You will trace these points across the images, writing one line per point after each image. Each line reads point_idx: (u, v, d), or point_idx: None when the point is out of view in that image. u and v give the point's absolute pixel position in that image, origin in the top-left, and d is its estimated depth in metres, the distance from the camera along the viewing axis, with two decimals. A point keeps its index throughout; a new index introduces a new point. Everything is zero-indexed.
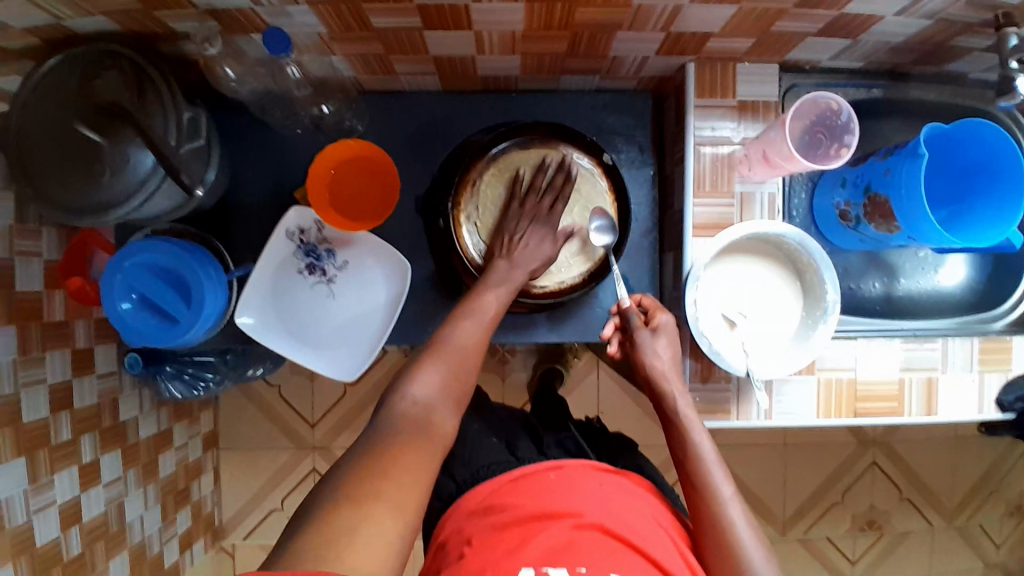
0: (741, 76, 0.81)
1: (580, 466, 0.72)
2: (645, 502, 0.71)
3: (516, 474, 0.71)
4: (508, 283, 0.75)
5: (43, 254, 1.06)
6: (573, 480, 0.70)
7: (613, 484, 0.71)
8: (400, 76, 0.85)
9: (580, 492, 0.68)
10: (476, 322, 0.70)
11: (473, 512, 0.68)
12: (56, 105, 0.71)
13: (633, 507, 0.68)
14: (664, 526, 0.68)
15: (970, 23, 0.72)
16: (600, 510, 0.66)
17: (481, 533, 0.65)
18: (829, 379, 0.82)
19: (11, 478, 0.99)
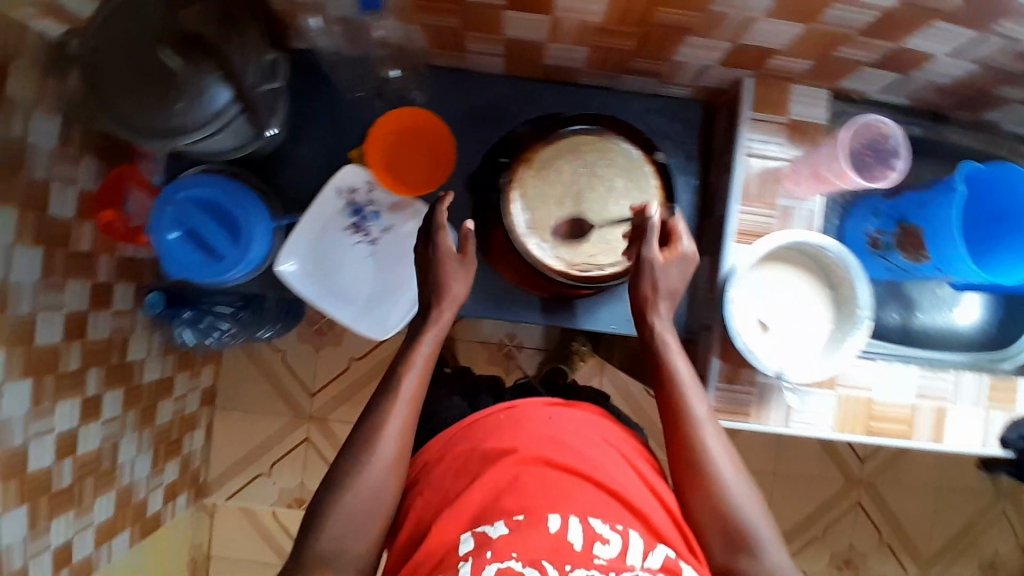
0: (794, 97, 0.84)
1: (531, 403, 0.79)
2: (604, 433, 0.78)
3: (469, 418, 0.79)
4: (436, 326, 0.79)
5: (80, 182, 1.06)
6: (522, 416, 0.77)
7: (569, 420, 0.77)
8: (468, 54, 0.88)
9: (527, 432, 0.74)
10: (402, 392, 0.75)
11: (430, 461, 0.77)
12: (143, 27, 0.72)
13: (588, 441, 0.75)
14: (628, 456, 0.76)
15: (1016, 74, 0.77)
16: (549, 444, 0.73)
17: (437, 476, 0.75)
18: (849, 396, 0.86)
19: (16, 397, 0.98)
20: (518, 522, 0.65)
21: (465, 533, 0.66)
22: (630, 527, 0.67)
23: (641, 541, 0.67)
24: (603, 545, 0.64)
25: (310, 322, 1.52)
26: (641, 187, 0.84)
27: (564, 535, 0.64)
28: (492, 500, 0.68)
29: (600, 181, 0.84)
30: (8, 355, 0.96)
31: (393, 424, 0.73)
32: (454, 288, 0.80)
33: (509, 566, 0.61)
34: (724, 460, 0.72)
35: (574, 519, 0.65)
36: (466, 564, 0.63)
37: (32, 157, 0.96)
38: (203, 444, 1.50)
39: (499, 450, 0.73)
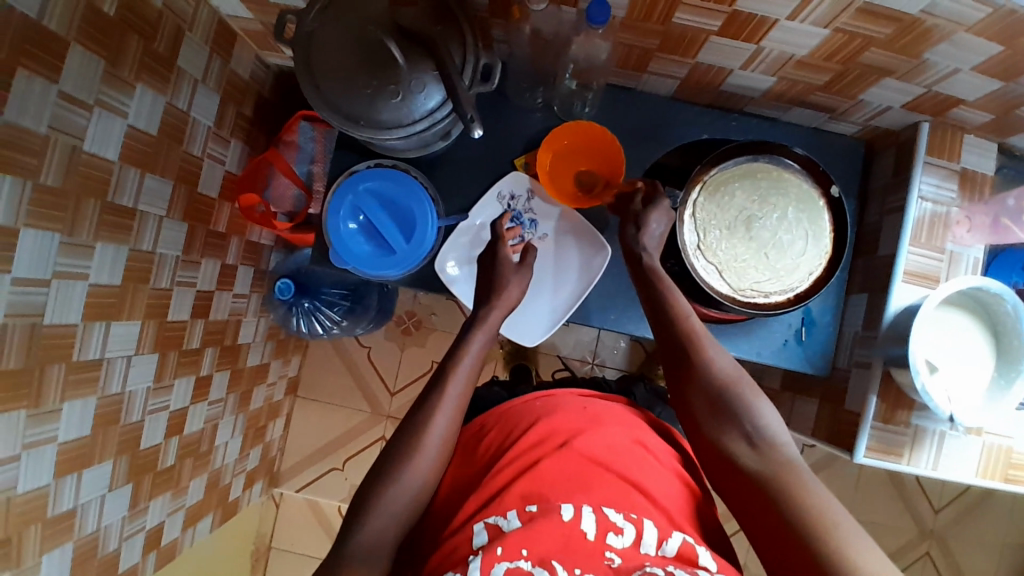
0: (965, 146, 0.86)
1: (568, 394, 0.88)
2: (634, 421, 0.84)
3: (507, 407, 0.87)
4: (485, 327, 0.80)
5: (226, 164, 1.08)
6: (557, 404, 0.85)
7: (601, 408, 0.84)
8: (647, 74, 0.90)
9: (563, 416, 0.82)
10: (471, 347, 0.78)
11: (466, 447, 0.84)
12: (363, 20, 0.74)
13: (614, 428, 0.81)
14: (649, 441, 0.80)
15: None
16: (571, 433, 0.78)
17: (472, 458, 0.82)
18: (994, 443, 0.86)
19: (140, 370, 0.98)
20: (530, 514, 0.68)
21: (480, 521, 0.69)
22: (645, 517, 0.69)
23: (657, 530, 0.68)
24: (617, 535, 0.66)
25: (397, 321, 1.52)
26: (813, 219, 0.85)
27: (576, 523, 0.67)
28: (513, 480, 0.73)
29: (771, 208, 0.85)
30: (142, 327, 0.96)
31: (439, 420, 0.73)
32: (506, 293, 0.83)
33: (519, 565, 0.62)
34: (722, 360, 0.72)
35: (587, 509, 0.68)
36: (477, 557, 0.63)
37: (192, 132, 0.98)
38: (281, 432, 1.50)
39: (530, 434, 0.79)
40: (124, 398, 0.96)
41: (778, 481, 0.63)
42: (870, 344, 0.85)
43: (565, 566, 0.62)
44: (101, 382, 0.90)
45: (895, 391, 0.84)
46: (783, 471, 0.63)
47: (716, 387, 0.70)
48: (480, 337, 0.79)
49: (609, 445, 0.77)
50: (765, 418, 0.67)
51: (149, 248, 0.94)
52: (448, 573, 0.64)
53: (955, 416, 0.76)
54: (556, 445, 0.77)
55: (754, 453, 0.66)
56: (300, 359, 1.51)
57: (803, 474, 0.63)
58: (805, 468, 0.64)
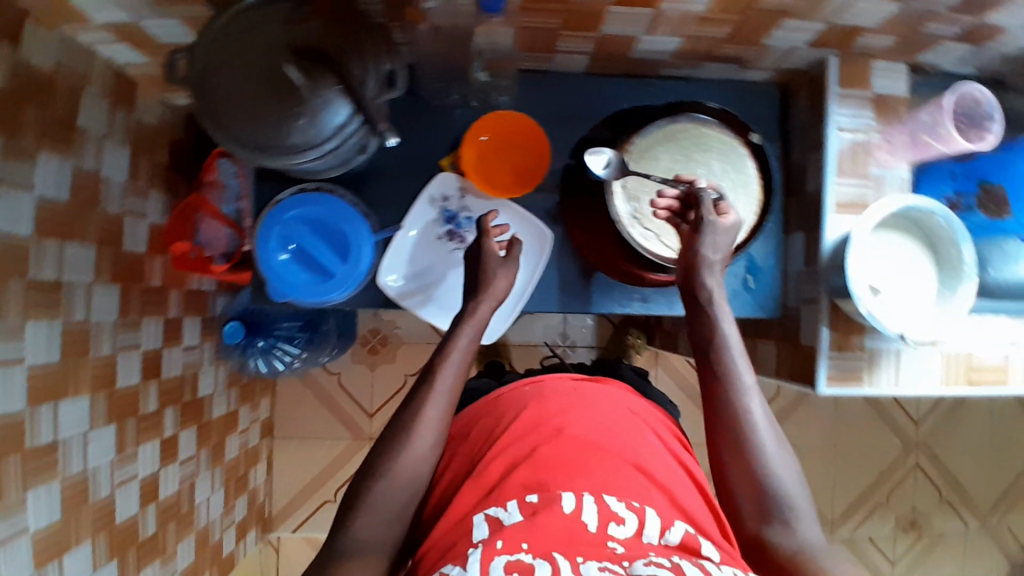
0: (876, 72, 0.87)
1: (555, 377, 0.89)
2: (629, 404, 0.86)
3: (497, 396, 0.88)
4: (474, 320, 0.79)
5: (149, 216, 1.04)
6: (545, 389, 0.86)
7: (589, 392, 0.86)
8: (557, 55, 0.88)
9: (552, 403, 0.83)
10: (461, 343, 0.78)
11: (460, 441, 0.85)
12: (256, 45, 0.72)
13: (606, 411, 0.83)
14: (642, 424, 0.84)
15: None
16: (570, 422, 0.79)
17: (469, 451, 0.82)
18: (952, 352, 0.88)
19: (100, 445, 0.94)
20: (532, 506, 0.68)
21: (480, 515, 0.69)
22: (647, 505, 0.70)
23: (658, 519, 0.69)
24: (619, 525, 0.66)
25: (362, 341, 1.50)
26: (738, 169, 0.87)
27: (578, 516, 0.66)
28: (509, 474, 0.73)
29: (698, 166, 0.86)
30: (92, 401, 0.93)
31: (433, 412, 0.73)
32: (495, 286, 0.81)
33: (520, 558, 0.59)
34: (767, 437, 0.72)
35: (588, 499, 0.68)
36: (476, 550, 0.61)
37: (106, 192, 0.94)
38: (265, 475, 1.47)
39: (523, 425, 0.80)
40: (88, 476, 0.92)
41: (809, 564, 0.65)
42: (814, 280, 0.87)
43: (566, 556, 0.60)
44: (61, 464, 0.87)
45: (845, 320, 0.86)
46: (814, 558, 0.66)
47: (760, 460, 0.71)
48: (467, 333, 0.79)
49: (606, 430, 0.79)
50: (800, 505, 0.70)
51: (83, 319, 0.90)
52: (446, 566, 0.63)
53: (903, 333, 0.77)
54: (551, 432, 0.77)
55: (786, 534, 0.68)
56: (270, 399, 1.48)
57: (832, 559, 0.65)
58: (832, 556, 0.66)
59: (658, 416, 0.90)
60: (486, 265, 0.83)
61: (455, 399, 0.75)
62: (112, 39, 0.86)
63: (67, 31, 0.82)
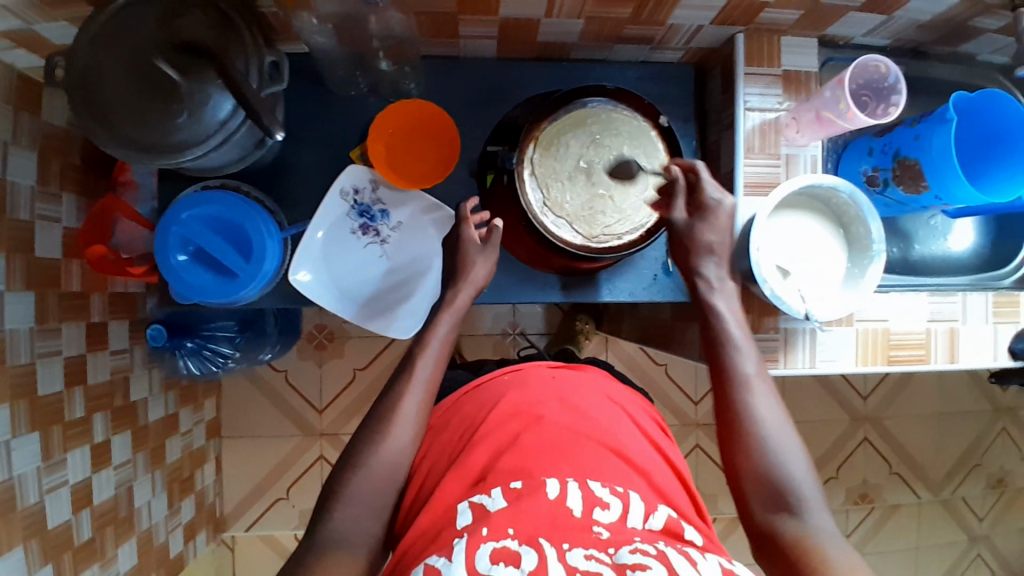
0: (785, 48, 0.86)
1: (534, 366, 0.84)
2: (608, 391, 0.83)
3: (475, 384, 0.83)
4: (451, 309, 0.79)
5: (62, 220, 0.99)
6: (525, 376, 0.81)
7: (568, 378, 0.82)
8: (462, 40, 0.86)
9: (531, 391, 0.79)
10: (441, 330, 0.77)
11: (438, 428, 0.81)
12: (131, 41, 0.70)
13: (582, 395, 0.80)
14: (624, 411, 0.81)
15: (987, 6, 0.79)
16: (559, 408, 0.76)
17: (449, 438, 0.78)
18: (867, 329, 0.88)
19: (24, 452, 0.89)
20: (515, 491, 0.66)
21: (464, 501, 0.67)
22: (630, 490, 0.69)
23: (642, 504, 0.68)
24: (604, 510, 0.65)
25: (309, 337, 1.49)
26: (648, 153, 0.85)
27: (562, 501, 0.65)
28: (493, 462, 0.70)
29: (609, 150, 0.84)
30: (12, 410, 0.88)
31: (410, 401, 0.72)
32: (474, 274, 0.81)
33: (505, 546, 0.59)
34: (774, 432, 0.69)
35: (572, 485, 0.67)
36: (462, 539, 0.61)
37: (12, 199, 0.89)
38: (213, 477, 1.46)
39: (501, 411, 0.76)
40: (15, 484, 0.87)
41: (820, 557, 0.62)
42: (728, 262, 0.87)
43: (552, 543, 0.60)
44: None
45: (759, 304, 0.86)
46: (825, 551, 0.62)
47: (768, 457, 0.68)
48: (445, 322, 0.78)
49: (589, 415, 0.76)
50: (811, 498, 0.66)
51: None
52: (430, 557, 0.61)
53: (810, 315, 0.78)
54: (532, 419, 0.75)
55: (798, 528, 0.65)
56: (216, 401, 1.46)
57: (845, 556, 0.62)
58: (845, 547, 0.63)
59: (642, 405, 0.86)
60: (465, 252, 0.83)
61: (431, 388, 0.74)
62: (10, 45, 0.82)
63: None
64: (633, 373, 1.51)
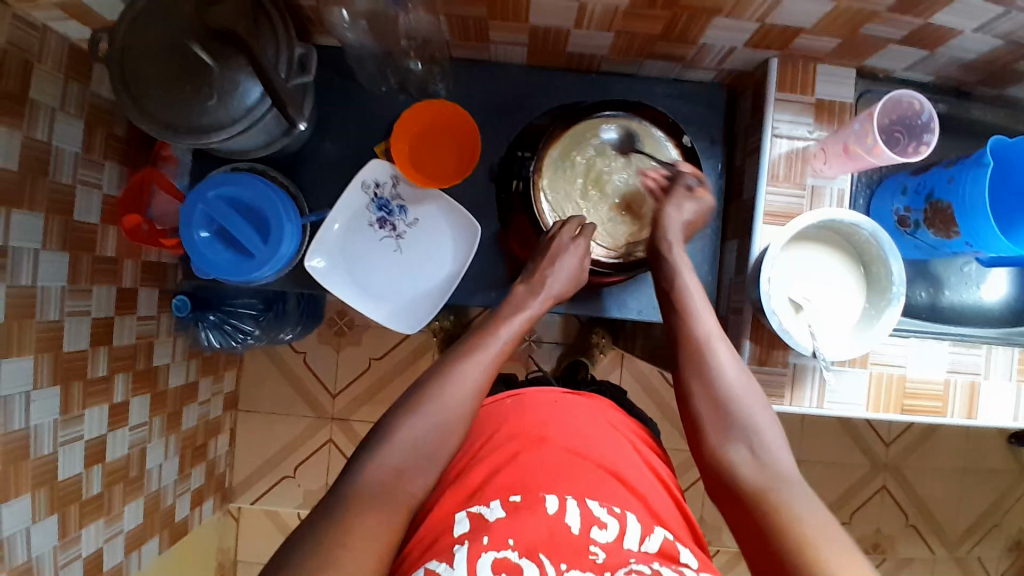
0: (820, 76, 0.84)
1: (539, 390, 0.81)
2: (609, 417, 0.81)
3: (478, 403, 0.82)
4: (483, 349, 0.73)
5: (103, 187, 1.03)
6: (524, 399, 0.79)
7: (573, 404, 0.80)
8: (492, 44, 0.87)
9: (532, 414, 0.77)
10: (480, 360, 0.72)
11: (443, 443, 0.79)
12: (172, 25, 0.73)
13: (584, 420, 0.78)
14: (624, 437, 0.79)
15: None
16: (562, 431, 0.75)
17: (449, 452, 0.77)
18: (880, 373, 0.86)
19: (43, 405, 0.94)
20: (514, 504, 0.66)
21: (462, 510, 0.67)
22: (628, 511, 0.68)
23: (638, 526, 0.67)
24: (601, 529, 0.66)
25: (329, 323, 1.53)
26: (652, 150, 0.88)
27: (561, 517, 0.66)
28: (490, 476, 0.70)
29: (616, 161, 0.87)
30: (36, 362, 0.92)
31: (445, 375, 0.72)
32: (553, 284, 0.81)
33: (506, 556, 0.61)
34: (732, 368, 0.74)
35: (571, 502, 0.67)
36: (462, 546, 0.62)
37: (56, 162, 0.92)
38: (226, 448, 1.50)
39: (502, 431, 0.75)
40: (31, 433, 0.92)
41: (776, 492, 0.65)
42: (741, 290, 0.86)
43: (551, 561, 0.62)
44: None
45: (767, 335, 0.84)
46: (780, 491, 0.65)
47: (722, 390, 0.72)
48: (476, 368, 0.71)
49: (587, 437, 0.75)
50: (767, 436, 0.70)
51: (29, 283, 0.89)
52: (430, 560, 0.63)
53: (818, 352, 0.76)
54: (534, 440, 0.74)
55: (754, 464, 0.68)
56: (235, 374, 1.51)
57: (799, 493, 0.65)
58: (799, 484, 0.66)
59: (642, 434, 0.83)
60: (559, 254, 0.82)
61: (493, 373, 0.73)
62: (65, 16, 0.86)
63: (19, 6, 0.82)
64: (645, 392, 1.49)
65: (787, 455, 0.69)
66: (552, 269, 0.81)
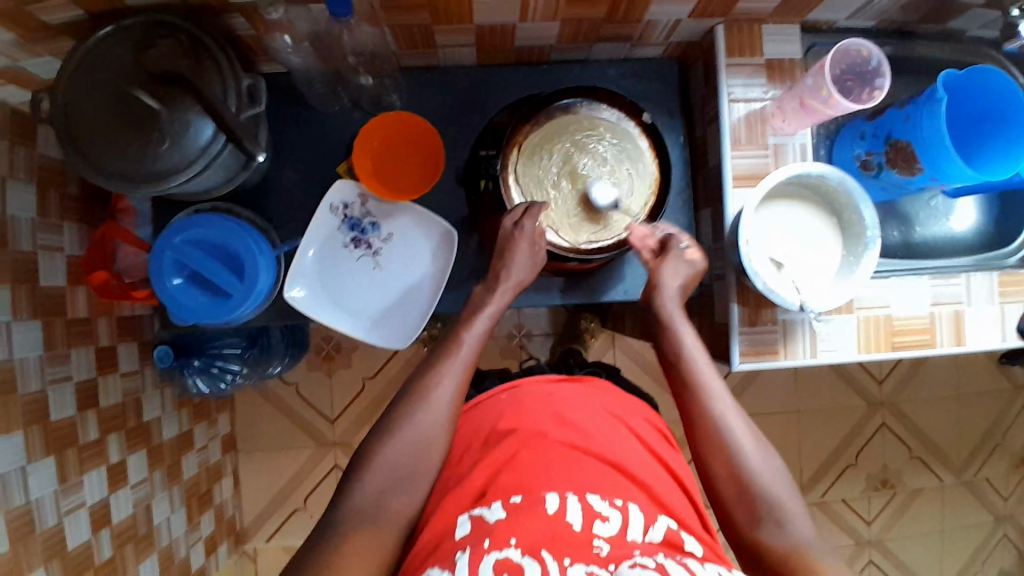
0: (766, 36, 0.85)
1: (532, 382, 0.82)
2: (608, 405, 0.81)
3: (472, 403, 0.82)
4: (456, 358, 0.75)
5: (64, 249, 1.00)
6: (521, 395, 0.80)
7: (568, 394, 0.80)
8: (439, 49, 0.86)
9: (528, 410, 0.77)
10: (453, 367, 0.74)
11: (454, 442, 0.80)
12: (113, 74, 0.72)
13: (581, 411, 0.78)
14: (623, 424, 0.79)
15: None
16: (556, 424, 0.75)
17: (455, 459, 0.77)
18: (869, 316, 0.87)
19: (40, 477, 0.92)
20: (515, 504, 0.64)
21: (465, 514, 0.66)
22: (630, 502, 0.67)
23: (641, 516, 0.66)
24: (603, 523, 0.64)
25: (317, 349, 1.51)
26: (620, 136, 0.88)
27: (561, 516, 0.63)
28: (492, 477, 0.69)
29: (597, 155, 0.87)
30: (26, 436, 0.90)
31: (446, 382, 0.73)
32: (512, 274, 0.81)
33: (508, 556, 0.58)
34: (744, 435, 0.74)
35: (571, 498, 0.65)
36: (464, 553, 0.59)
37: (15, 231, 0.90)
38: (232, 490, 1.48)
39: (502, 428, 0.75)
40: (32, 508, 0.90)
41: (803, 560, 0.65)
42: (721, 257, 0.87)
43: (554, 556, 0.58)
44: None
45: (753, 296, 0.85)
46: (810, 553, 0.65)
47: (742, 463, 0.72)
48: (451, 373, 0.74)
49: (587, 431, 0.74)
50: (791, 507, 0.69)
51: (5, 357, 0.87)
52: (432, 569, 0.60)
53: (805, 305, 0.77)
54: (531, 436, 0.73)
55: (781, 535, 0.67)
56: (229, 415, 1.49)
57: (826, 557, 0.65)
58: (825, 549, 0.66)
59: (642, 416, 0.84)
60: (513, 247, 0.82)
61: (465, 384, 0.74)
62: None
63: None
64: (640, 369, 1.50)
65: (808, 523, 0.69)
66: (510, 258, 0.81)
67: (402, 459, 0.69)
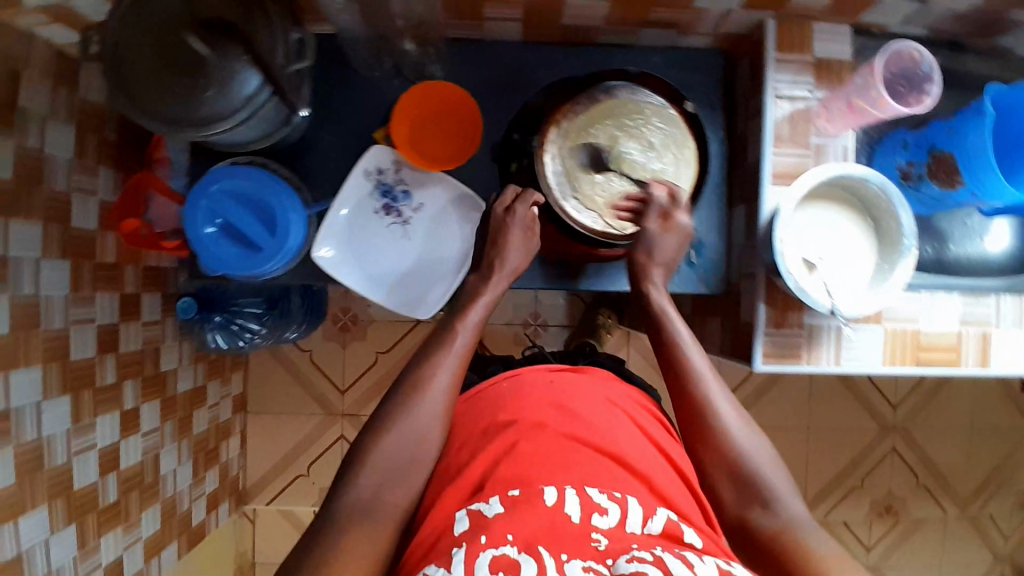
0: (816, 35, 0.84)
1: (534, 370, 0.82)
2: (609, 393, 0.81)
3: (475, 390, 0.83)
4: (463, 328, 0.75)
5: (99, 193, 1.01)
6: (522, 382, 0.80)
7: (570, 381, 0.81)
8: (486, 22, 0.86)
9: (530, 398, 0.77)
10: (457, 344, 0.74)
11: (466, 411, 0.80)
12: (166, 17, 0.73)
13: (585, 400, 0.78)
14: (625, 413, 0.79)
15: None
16: (557, 411, 0.75)
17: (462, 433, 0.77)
18: (894, 329, 0.86)
19: (54, 414, 0.93)
20: (514, 498, 0.64)
21: (462, 510, 0.65)
22: (629, 495, 0.67)
23: (640, 509, 0.66)
24: (602, 516, 0.63)
25: (334, 319, 1.52)
26: (665, 120, 0.87)
27: (559, 507, 0.63)
28: (491, 470, 0.68)
29: (639, 138, 0.87)
30: (45, 371, 0.91)
31: (449, 360, 0.72)
32: (511, 261, 0.81)
33: (505, 552, 0.57)
34: (731, 416, 0.72)
35: (569, 491, 0.65)
36: (460, 549, 0.58)
37: (52, 168, 0.91)
38: (237, 451, 1.50)
39: (503, 417, 0.75)
40: (44, 444, 0.91)
41: (794, 537, 0.64)
42: (751, 255, 0.86)
43: (551, 551, 0.58)
44: (13, 432, 0.86)
45: (781, 297, 0.85)
46: (799, 532, 0.65)
47: (732, 445, 0.71)
48: (455, 351, 0.74)
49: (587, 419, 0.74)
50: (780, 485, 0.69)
51: (32, 292, 0.88)
52: (429, 566, 0.59)
53: (835, 307, 0.76)
54: (533, 425, 0.73)
55: (769, 515, 0.67)
56: (242, 376, 1.50)
57: (814, 533, 0.65)
58: (813, 526, 0.66)
59: (644, 403, 0.84)
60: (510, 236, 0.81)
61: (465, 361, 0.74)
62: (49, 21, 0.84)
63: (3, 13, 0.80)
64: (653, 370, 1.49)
65: (797, 499, 0.68)
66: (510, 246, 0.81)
67: (417, 423, 0.68)
